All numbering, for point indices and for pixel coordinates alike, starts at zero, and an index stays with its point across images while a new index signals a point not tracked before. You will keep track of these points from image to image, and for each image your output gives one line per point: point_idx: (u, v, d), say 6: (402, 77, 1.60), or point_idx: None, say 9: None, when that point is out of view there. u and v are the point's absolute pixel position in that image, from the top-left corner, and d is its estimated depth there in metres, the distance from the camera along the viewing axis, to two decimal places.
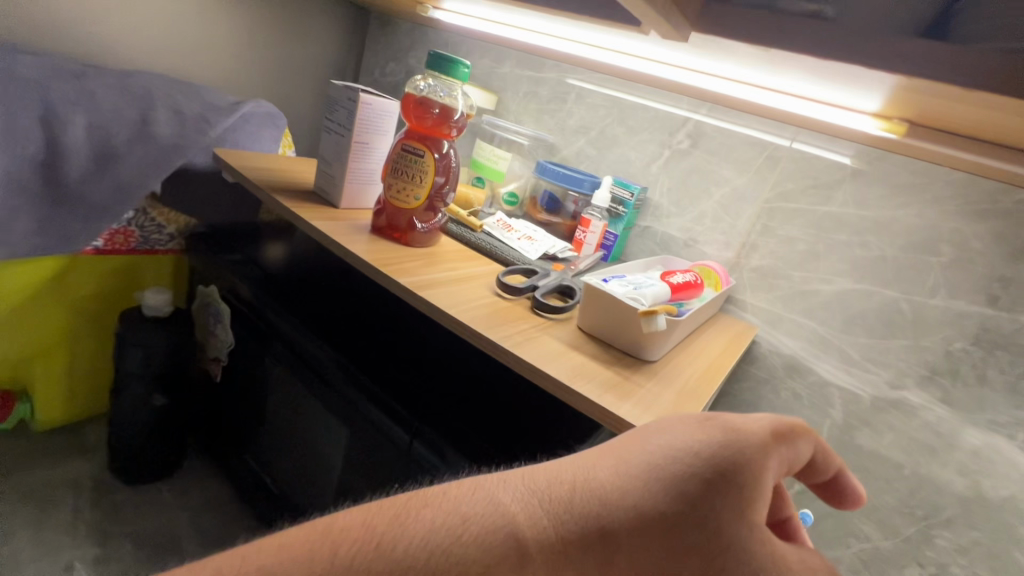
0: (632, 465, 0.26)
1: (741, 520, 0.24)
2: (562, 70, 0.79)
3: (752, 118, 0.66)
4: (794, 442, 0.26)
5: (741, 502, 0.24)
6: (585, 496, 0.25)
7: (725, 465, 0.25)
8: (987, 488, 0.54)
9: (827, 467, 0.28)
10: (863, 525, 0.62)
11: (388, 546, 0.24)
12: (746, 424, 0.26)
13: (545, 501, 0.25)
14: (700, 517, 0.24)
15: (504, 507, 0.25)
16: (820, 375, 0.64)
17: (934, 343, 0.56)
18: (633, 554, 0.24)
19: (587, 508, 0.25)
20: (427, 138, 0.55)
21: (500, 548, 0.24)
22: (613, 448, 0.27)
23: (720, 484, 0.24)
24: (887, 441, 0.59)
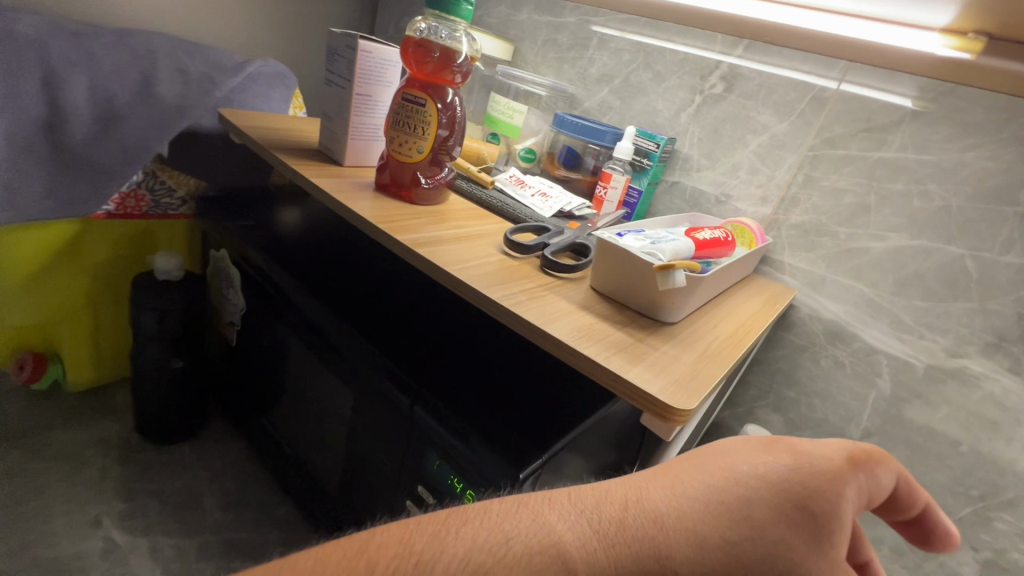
0: (690, 486, 0.25)
1: (819, 555, 0.23)
2: (585, 13, 0.73)
3: (795, 55, 0.58)
4: (873, 471, 0.26)
5: (817, 534, 0.23)
6: (639, 515, 0.23)
7: (799, 490, 0.24)
8: None
9: (911, 503, 0.27)
10: None
11: (427, 565, 0.21)
12: (817, 451, 0.26)
13: (598, 523, 0.23)
14: (776, 550, 0.23)
15: (551, 526, 0.22)
16: (866, 342, 0.58)
17: (1003, 306, 0.49)
18: None
19: (643, 529, 0.23)
20: (429, 85, 0.51)
21: (546, 570, 0.21)
22: (666, 469, 0.26)
23: (796, 512, 0.23)
24: (941, 415, 0.54)
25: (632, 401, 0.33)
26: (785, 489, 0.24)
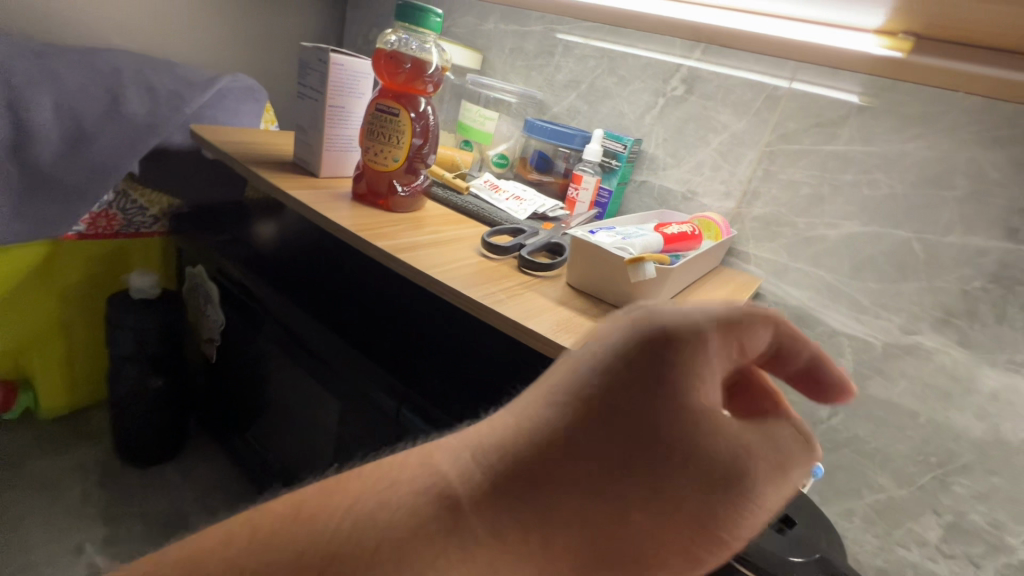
0: (550, 387, 0.23)
1: (673, 425, 0.20)
2: (549, 21, 0.75)
3: (748, 57, 0.62)
4: (739, 320, 0.21)
5: (666, 405, 0.20)
6: (495, 436, 0.23)
7: (638, 362, 0.21)
8: (1007, 431, 0.52)
9: (803, 344, 0.22)
10: (877, 475, 0.60)
11: (319, 522, 0.23)
12: (667, 310, 0.22)
13: (467, 454, 0.23)
14: (620, 434, 0.20)
15: (426, 468, 0.23)
16: (828, 324, 0.61)
17: (949, 283, 0.53)
18: (546, 488, 0.20)
19: (496, 448, 0.22)
20: (402, 96, 0.52)
21: (415, 508, 0.22)
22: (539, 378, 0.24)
23: (636, 390, 0.21)
24: (900, 388, 0.57)
25: None
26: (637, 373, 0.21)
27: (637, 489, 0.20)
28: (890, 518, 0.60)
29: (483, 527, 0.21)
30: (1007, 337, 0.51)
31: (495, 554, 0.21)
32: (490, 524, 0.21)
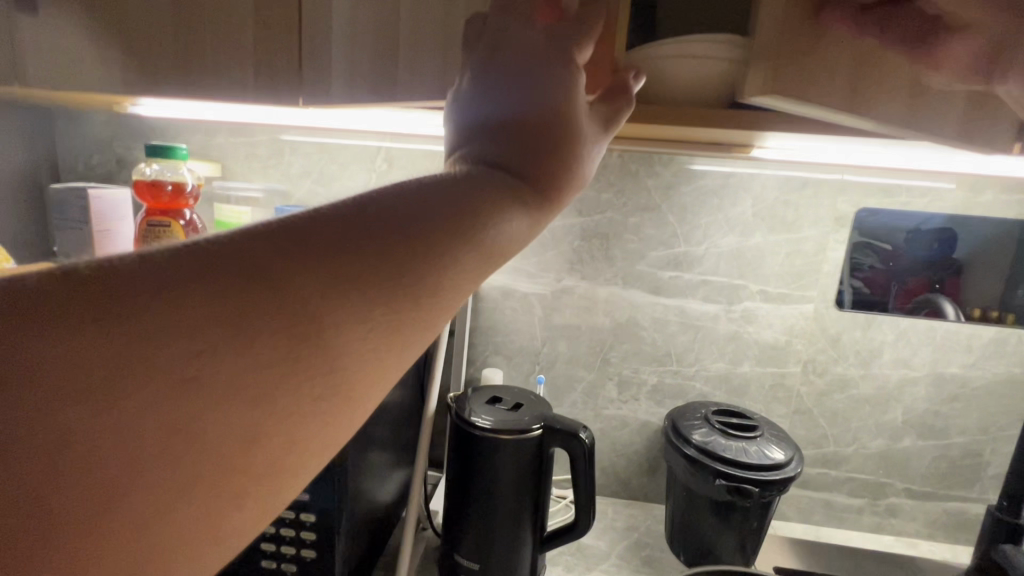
0: (333, 313, 0.34)
1: (358, 298, 0.34)
2: (272, 131, 0.96)
3: (420, 139, 0.93)
4: (427, 265, 0.36)
5: (407, 286, 0.36)
6: (314, 308, 0.33)
7: (393, 278, 0.35)
8: (618, 317, 0.95)
9: (443, 243, 0.37)
10: (577, 370, 0.99)
11: (256, 371, 0.32)
12: (363, 306, 0.34)
13: (282, 329, 0.32)
14: (377, 304, 0.35)
15: (254, 341, 0.32)
16: (521, 290, 0.97)
17: (566, 247, 0.94)
18: (325, 304, 0.33)
19: (316, 310, 0.33)
20: (168, 211, 0.67)
21: (257, 338, 0.32)
22: (327, 320, 0.34)
23: (384, 277, 0.35)
24: (567, 313, 0.96)
25: None
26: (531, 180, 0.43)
27: (342, 317, 0.34)
28: (593, 391, 0.99)
29: (310, 311, 0.33)
30: (599, 268, 0.94)
31: (334, 343, 0.34)
32: (313, 307, 0.33)
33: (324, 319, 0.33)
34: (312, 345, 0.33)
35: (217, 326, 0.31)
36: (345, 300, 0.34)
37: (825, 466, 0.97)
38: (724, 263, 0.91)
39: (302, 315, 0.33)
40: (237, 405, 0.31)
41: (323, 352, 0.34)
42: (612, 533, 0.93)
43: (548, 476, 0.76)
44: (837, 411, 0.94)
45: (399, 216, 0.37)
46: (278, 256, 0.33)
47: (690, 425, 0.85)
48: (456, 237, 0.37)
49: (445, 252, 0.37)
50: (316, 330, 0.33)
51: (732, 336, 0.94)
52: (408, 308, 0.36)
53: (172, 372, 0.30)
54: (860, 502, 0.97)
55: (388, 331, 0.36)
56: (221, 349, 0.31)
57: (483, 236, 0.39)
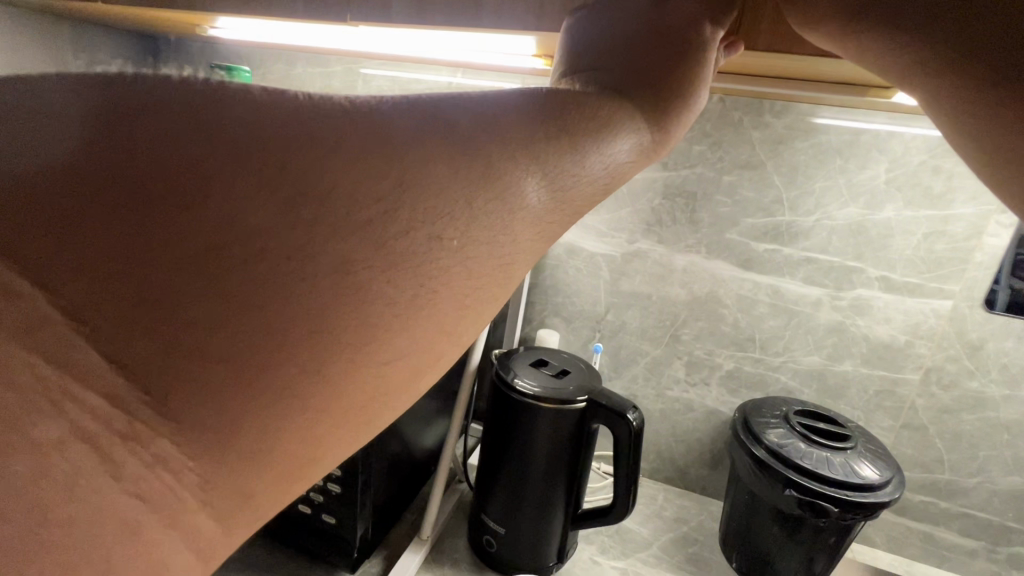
0: (483, 212, 0.24)
1: (513, 196, 0.25)
2: (346, 63, 0.94)
3: (493, 74, 0.86)
4: (574, 175, 0.27)
5: (556, 194, 0.27)
6: (462, 201, 0.23)
7: (544, 182, 0.26)
8: (696, 290, 0.84)
9: (591, 150, 0.28)
10: (641, 343, 0.89)
11: (387, 262, 0.22)
12: (517, 205, 0.25)
13: (428, 216, 0.22)
14: (525, 212, 0.26)
15: (398, 220, 0.22)
16: (588, 250, 0.88)
17: (644, 204, 0.83)
18: (473, 200, 0.24)
19: (464, 201, 0.23)
20: None
21: (391, 228, 0.22)
22: (481, 212, 0.24)
23: (536, 178, 0.26)
24: (637, 280, 0.86)
25: None
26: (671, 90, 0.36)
27: (492, 220, 0.24)
28: (657, 369, 0.89)
29: (457, 205, 0.23)
30: (680, 232, 0.82)
31: (480, 254, 0.24)
32: (459, 202, 0.23)
33: (521, 190, 0.25)
34: (508, 226, 0.25)
35: (341, 189, 0.21)
36: (542, 172, 0.26)
37: (934, 495, 0.80)
38: (836, 240, 0.75)
39: (454, 203, 0.23)
40: (446, 286, 0.23)
41: (463, 260, 0.24)
42: (658, 522, 0.85)
43: (590, 451, 0.70)
44: (963, 433, 0.77)
45: (558, 99, 0.29)
46: (416, 120, 0.23)
47: (765, 423, 0.74)
48: (599, 129, 0.29)
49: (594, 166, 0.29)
50: (466, 231, 0.24)
51: (835, 327, 0.78)
52: (550, 225, 0.27)
53: (395, 230, 0.22)
54: (972, 543, 0.80)
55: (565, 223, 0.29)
56: (448, 209, 0.23)
57: (622, 157, 0.31)
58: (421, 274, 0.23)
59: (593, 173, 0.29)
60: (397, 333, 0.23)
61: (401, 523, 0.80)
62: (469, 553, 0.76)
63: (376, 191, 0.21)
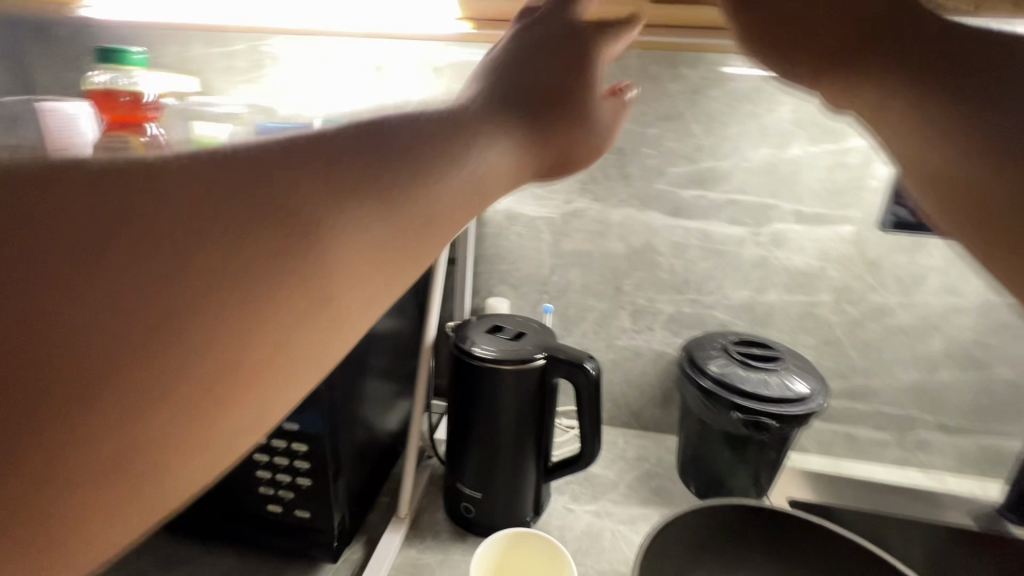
0: (290, 257, 0.22)
1: (325, 235, 0.23)
2: (248, 40, 0.88)
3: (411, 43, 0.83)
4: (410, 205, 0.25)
5: (384, 229, 0.24)
6: (264, 240, 0.22)
7: (365, 219, 0.24)
8: (633, 243, 0.88)
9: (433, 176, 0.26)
10: (588, 299, 0.93)
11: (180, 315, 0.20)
12: (330, 251, 0.23)
13: (226, 262, 0.21)
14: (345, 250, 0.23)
15: (198, 264, 0.21)
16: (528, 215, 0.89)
17: None
18: (276, 244, 0.22)
19: (265, 246, 0.22)
20: (128, 123, 0.72)
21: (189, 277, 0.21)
22: (283, 253, 0.22)
23: (357, 216, 0.24)
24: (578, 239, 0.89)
25: None
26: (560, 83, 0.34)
27: (301, 261, 0.22)
28: (605, 322, 0.93)
29: (256, 247, 0.21)
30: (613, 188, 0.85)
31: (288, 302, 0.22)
32: (261, 243, 0.22)
33: (327, 226, 0.23)
34: (323, 266, 0.23)
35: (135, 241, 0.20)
36: (357, 205, 0.24)
37: (852, 399, 0.91)
38: (753, 180, 0.81)
39: (254, 243, 0.22)
40: (256, 333, 0.22)
41: (272, 304, 0.22)
42: (621, 464, 0.91)
43: (552, 406, 0.72)
44: (871, 342, 0.87)
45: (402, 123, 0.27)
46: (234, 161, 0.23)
47: (708, 356, 0.80)
48: (434, 146, 0.27)
49: (435, 200, 0.26)
50: (274, 275, 0.22)
51: (758, 262, 0.85)
52: (385, 257, 0.25)
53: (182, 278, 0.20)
54: (884, 436, 0.92)
55: (422, 249, 0.26)
56: (232, 249, 0.21)
57: (475, 181, 0.28)
58: (235, 314, 0.21)
59: (437, 199, 0.26)
60: (217, 373, 0.21)
61: (376, 506, 0.80)
62: (449, 523, 0.77)
63: (167, 237, 0.20)
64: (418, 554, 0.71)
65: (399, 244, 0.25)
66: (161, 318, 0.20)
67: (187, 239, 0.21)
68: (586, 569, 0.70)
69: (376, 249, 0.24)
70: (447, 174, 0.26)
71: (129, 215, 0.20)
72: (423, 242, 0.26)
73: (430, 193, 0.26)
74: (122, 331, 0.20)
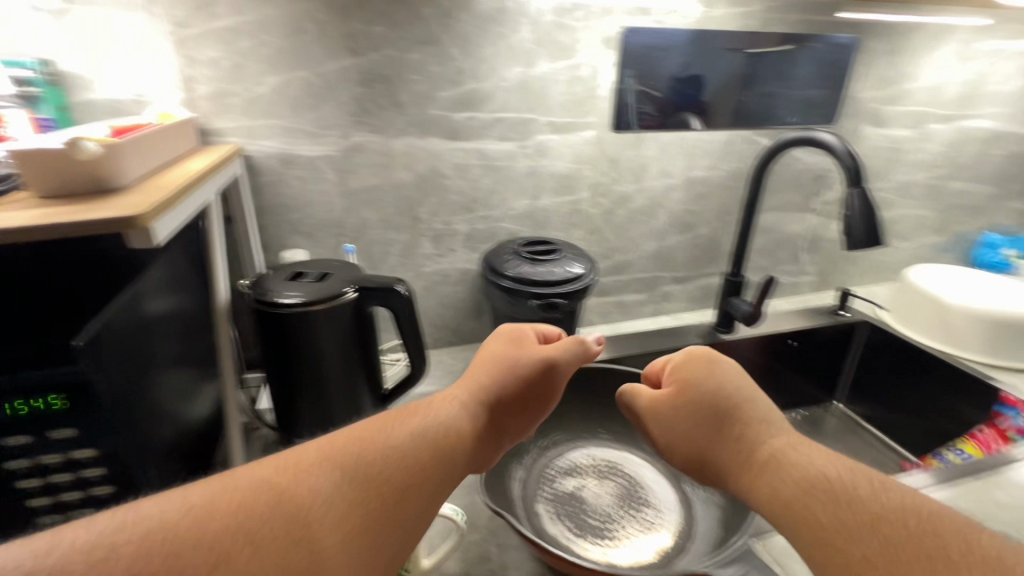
0: (364, 535, 0.38)
1: (386, 523, 0.39)
2: None
3: None
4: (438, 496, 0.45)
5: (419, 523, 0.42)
6: (360, 534, 0.38)
7: (414, 505, 0.42)
8: (419, 170, 0.91)
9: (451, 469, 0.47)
10: (388, 233, 0.94)
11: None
12: (390, 525, 0.40)
13: (343, 538, 0.37)
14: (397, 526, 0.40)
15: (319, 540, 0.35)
16: (305, 155, 0.85)
17: (345, 96, 0.82)
18: (357, 540, 0.37)
19: (358, 535, 0.37)
20: None
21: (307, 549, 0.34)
22: (363, 531, 0.38)
23: (412, 502, 0.42)
24: (365, 174, 0.88)
25: (140, 230, 0.46)
26: (518, 404, 0.61)
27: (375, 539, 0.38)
28: (409, 252, 0.97)
29: (350, 542, 0.37)
30: (388, 118, 0.86)
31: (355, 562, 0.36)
32: (349, 540, 0.37)
33: (395, 531, 0.40)
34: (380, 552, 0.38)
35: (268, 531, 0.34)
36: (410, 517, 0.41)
37: (616, 273, 1.14)
38: (511, 98, 0.90)
39: (354, 535, 0.37)
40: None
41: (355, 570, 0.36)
42: (451, 376, 0.99)
43: (374, 337, 0.74)
44: (621, 225, 1.08)
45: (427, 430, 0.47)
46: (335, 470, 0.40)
47: (504, 261, 0.90)
48: (455, 456, 0.48)
49: (444, 477, 0.45)
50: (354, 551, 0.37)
51: (529, 172, 0.97)
52: (417, 508, 0.42)
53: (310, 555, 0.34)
54: (642, 296, 1.19)
55: (409, 497, 0.42)
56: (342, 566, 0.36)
57: (460, 456, 0.48)
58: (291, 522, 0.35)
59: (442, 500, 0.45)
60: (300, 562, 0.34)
61: None
62: None
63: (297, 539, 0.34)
64: None
65: (428, 506, 0.43)
66: (227, 547, 0.32)
67: (264, 494, 0.36)
68: None
69: (414, 480, 0.43)
70: (429, 438, 0.46)
71: (242, 486, 0.36)
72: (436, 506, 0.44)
73: (442, 482, 0.45)
74: (188, 548, 0.31)
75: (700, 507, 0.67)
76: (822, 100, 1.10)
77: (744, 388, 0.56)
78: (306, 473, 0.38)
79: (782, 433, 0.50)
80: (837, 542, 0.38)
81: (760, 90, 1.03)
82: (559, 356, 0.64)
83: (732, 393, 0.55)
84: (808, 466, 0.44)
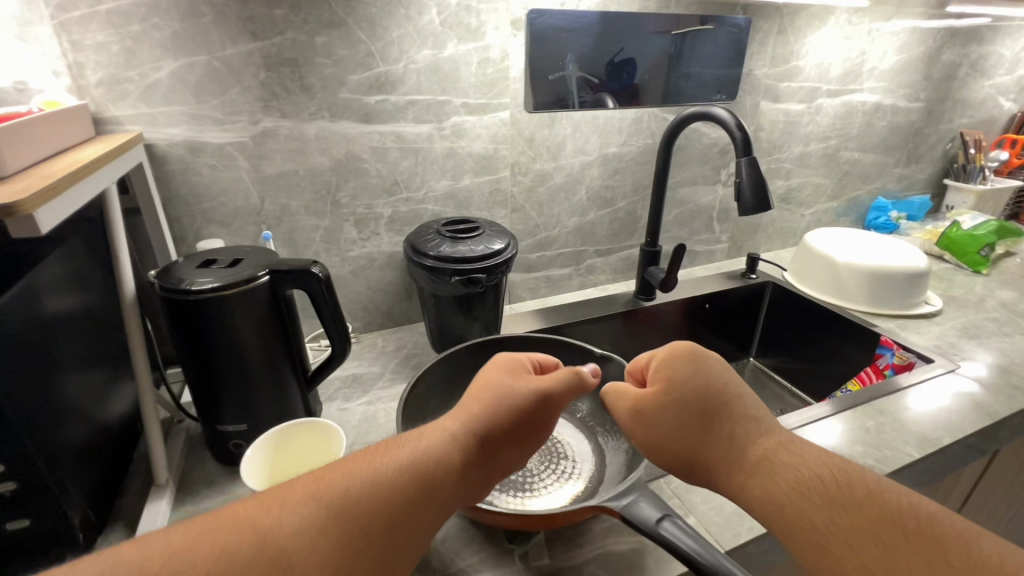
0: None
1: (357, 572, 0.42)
2: None
3: None
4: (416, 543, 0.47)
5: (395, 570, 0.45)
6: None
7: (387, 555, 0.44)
8: (336, 155, 0.91)
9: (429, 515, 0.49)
10: (309, 219, 0.94)
11: None
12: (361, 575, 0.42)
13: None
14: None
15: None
16: (213, 142, 0.83)
17: (251, 81, 0.81)
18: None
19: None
20: None
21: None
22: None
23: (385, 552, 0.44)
24: (279, 160, 0.88)
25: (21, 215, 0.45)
26: (519, 437, 0.60)
27: None
28: (332, 238, 0.97)
29: None
30: (298, 102, 0.85)
31: None
32: None
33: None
34: None
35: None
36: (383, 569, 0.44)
37: (542, 249, 1.19)
38: (424, 81, 0.92)
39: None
40: None
41: None
42: (383, 357, 1.01)
43: (294, 320, 0.75)
44: (543, 202, 1.13)
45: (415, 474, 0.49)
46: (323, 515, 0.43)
47: (426, 241, 0.93)
48: (437, 503, 0.50)
49: (422, 526, 0.48)
50: None
51: (448, 153, 0.99)
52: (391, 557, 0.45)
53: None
54: (568, 270, 1.24)
55: (383, 542, 0.44)
56: None
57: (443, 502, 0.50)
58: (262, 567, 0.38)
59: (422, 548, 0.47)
60: None
61: (129, 490, 0.73)
62: (222, 468, 0.76)
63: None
64: (196, 506, 0.69)
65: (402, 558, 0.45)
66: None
67: (233, 527, 0.40)
68: (369, 444, 0.79)
69: (391, 525, 0.45)
70: (410, 482, 0.48)
71: (228, 526, 0.40)
72: (412, 551, 0.47)
73: (420, 532, 0.47)
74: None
75: (609, 454, 0.74)
76: (723, 78, 1.18)
77: (726, 389, 0.62)
78: (272, 513, 0.42)
79: (768, 434, 0.57)
80: (833, 548, 0.46)
81: (664, 69, 1.10)
82: (553, 389, 0.62)
83: (721, 394, 0.61)
84: (798, 466, 0.53)
